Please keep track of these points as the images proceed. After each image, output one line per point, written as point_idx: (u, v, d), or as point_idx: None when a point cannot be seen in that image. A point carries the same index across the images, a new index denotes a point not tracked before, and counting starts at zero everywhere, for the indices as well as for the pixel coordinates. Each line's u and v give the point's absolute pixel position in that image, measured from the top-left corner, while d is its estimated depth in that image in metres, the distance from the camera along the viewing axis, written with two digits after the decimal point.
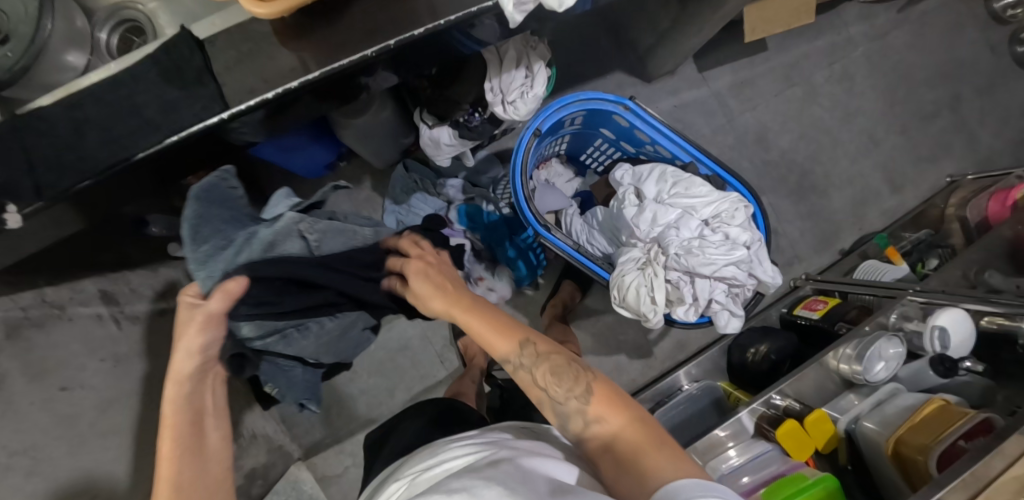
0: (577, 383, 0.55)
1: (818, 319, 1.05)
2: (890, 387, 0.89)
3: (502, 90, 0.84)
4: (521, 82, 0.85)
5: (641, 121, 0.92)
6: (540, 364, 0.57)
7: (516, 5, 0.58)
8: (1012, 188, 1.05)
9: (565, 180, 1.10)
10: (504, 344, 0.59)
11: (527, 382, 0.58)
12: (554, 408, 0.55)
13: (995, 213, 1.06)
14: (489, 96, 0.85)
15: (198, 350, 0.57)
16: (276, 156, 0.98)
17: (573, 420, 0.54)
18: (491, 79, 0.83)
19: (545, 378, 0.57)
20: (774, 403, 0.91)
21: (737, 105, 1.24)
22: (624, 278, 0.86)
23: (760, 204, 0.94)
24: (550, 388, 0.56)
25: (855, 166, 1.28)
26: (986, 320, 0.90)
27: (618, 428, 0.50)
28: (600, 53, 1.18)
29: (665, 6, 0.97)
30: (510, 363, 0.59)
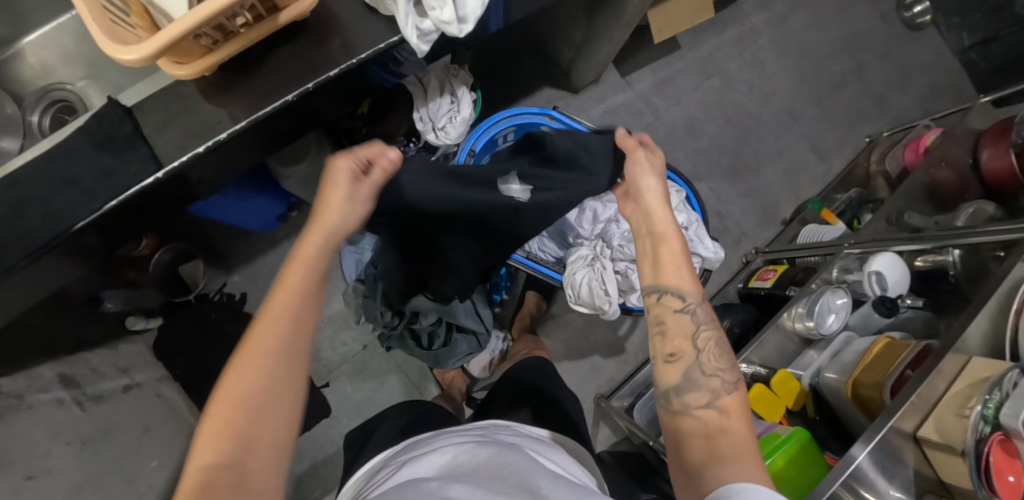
0: (731, 370, 0.55)
1: (772, 287, 1.12)
2: (843, 336, 0.93)
3: (432, 118, 0.89)
4: (448, 108, 0.89)
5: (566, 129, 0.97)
6: (704, 331, 0.56)
7: (421, 36, 0.63)
8: (922, 137, 1.14)
9: None
10: (688, 286, 0.56)
11: (680, 327, 0.55)
12: (687, 368, 0.53)
13: (912, 162, 1.13)
14: (420, 125, 0.89)
15: (352, 207, 0.53)
16: (224, 212, 1.00)
17: (696, 391, 0.53)
18: (419, 108, 0.88)
19: (703, 342, 0.55)
20: (741, 372, 0.94)
21: (662, 102, 1.32)
22: (575, 276, 0.92)
23: (692, 187, 0.99)
24: (700, 351, 0.55)
25: (781, 141, 1.36)
26: (920, 260, 0.95)
27: (737, 428, 0.50)
28: (526, 74, 1.25)
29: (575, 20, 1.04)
30: (675, 297, 0.55)
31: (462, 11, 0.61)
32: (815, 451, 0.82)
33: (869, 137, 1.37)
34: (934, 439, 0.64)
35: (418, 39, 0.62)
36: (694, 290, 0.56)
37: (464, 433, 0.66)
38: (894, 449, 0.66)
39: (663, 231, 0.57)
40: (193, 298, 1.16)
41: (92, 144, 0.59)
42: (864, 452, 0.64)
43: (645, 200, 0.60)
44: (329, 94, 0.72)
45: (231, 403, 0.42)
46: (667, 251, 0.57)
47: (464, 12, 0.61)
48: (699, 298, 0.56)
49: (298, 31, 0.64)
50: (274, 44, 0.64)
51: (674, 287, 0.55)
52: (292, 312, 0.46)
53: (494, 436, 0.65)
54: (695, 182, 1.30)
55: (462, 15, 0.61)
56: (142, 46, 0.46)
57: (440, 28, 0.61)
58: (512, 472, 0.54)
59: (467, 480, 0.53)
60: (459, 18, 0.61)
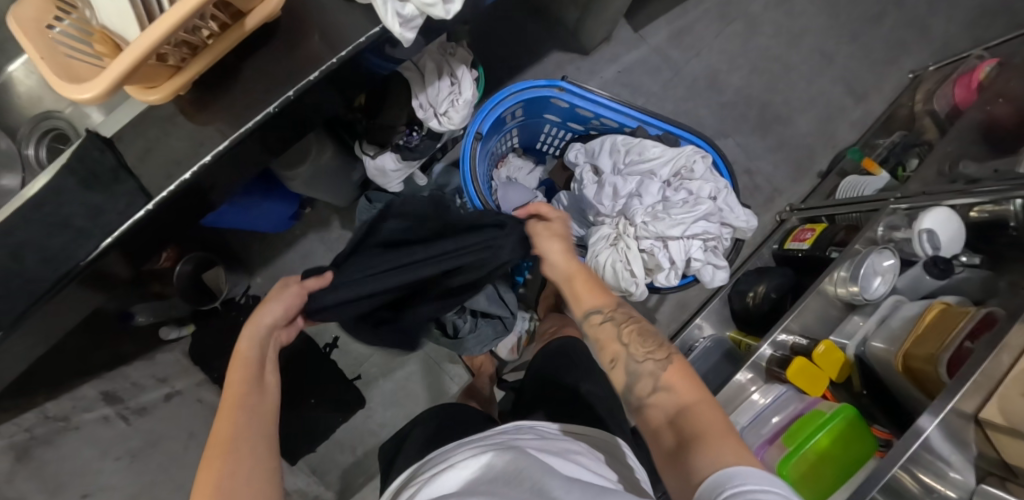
0: (660, 348, 0.64)
1: (810, 249, 1.07)
2: (891, 301, 0.88)
3: (432, 104, 0.81)
4: (448, 91, 0.81)
5: (578, 99, 0.89)
6: (627, 322, 0.66)
7: (402, 23, 0.56)
8: (974, 71, 1.05)
9: (525, 172, 1.10)
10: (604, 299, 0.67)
11: (606, 334, 0.66)
12: (626, 367, 0.64)
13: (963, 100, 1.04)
14: (420, 113, 0.81)
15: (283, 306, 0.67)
16: (235, 220, 0.99)
17: (640, 381, 0.62)
18: (417, 95, 0.80)
19: (628, 335, 0.65)
20: (784, 341, 0.90)
21: (681, 55, 1.22)
22: (598, 259, 0.85)
23: (718, 152, 0.91)
24: (627, 345, 0.65)
25: (813, 86, 1.25)
26: (976, 210, 0.87)
27: (687, 397, 0.59)
28: (531, 40, 1.17)
29: None
30: (596, 315, 0.66)
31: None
32: (863, 427, 0.77)
33: (914, 72, 1.24)
34: (999, 422, 0.60)
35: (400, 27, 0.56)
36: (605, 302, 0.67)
37: (484, 441, 0.64)
38: (951, 431, 0.61)
39: (568, 269, 0.70)
40: (219, 305, 1.14)
41: (80, 183, 0.56)
42: (932, 426, 0.59)
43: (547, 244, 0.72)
44: (319, 93, 0.65)
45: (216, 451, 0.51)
46: (579, 281, 0.69)
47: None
48: (614, 304, 0.67)
49: (271, 34, 0.59)
50: (248, 51, 0.59)
51: (592, 306, 0.67)
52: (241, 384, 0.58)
53: (515, 440, 0.63)
54: (721, 139, 1.22)
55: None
56: (100, 80, 0.43)
57: (425, 13, 0.55)
58: (527, 476, 0.53)
59: (484, 490, 0.52)
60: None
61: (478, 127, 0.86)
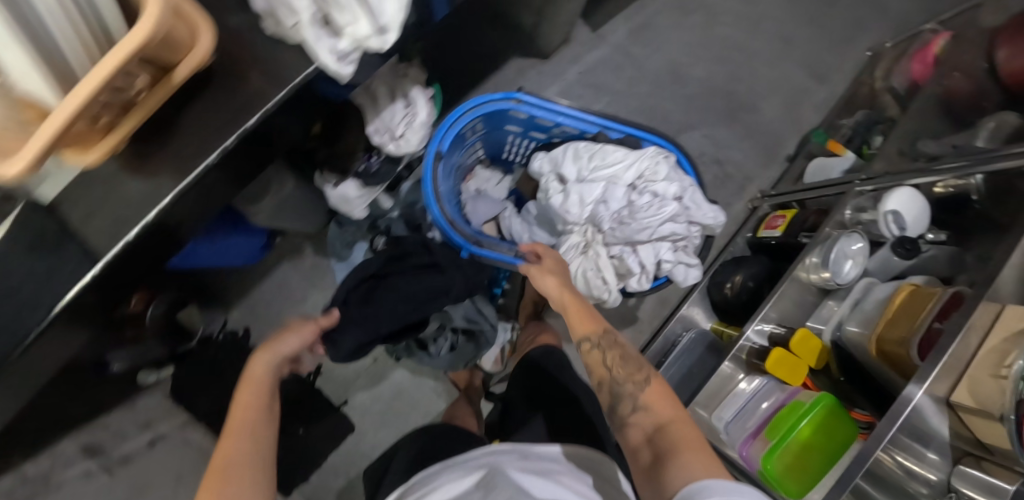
0: (640, 369, 0.66)
1: (783, 236, 1.08)
2: (863, 283, 0.88)
3: (388, 127, 0.79)
4: (403, 113, 0.80)
5: (536, 109, 0.88)
6: (611, 347, 0.69)
7: (339, 58, 0.53)
8: (930, 45, 1.08)
9: (494, 183, 1.10)
10: (591, 325, 0.71)
11: (596, 360, 0.69)
12: (610, 389, 0.66)
13: (920, 74, 1.07)
14: (376, 139, 0.79)
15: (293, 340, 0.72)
16: (202, 257, 0.96)
17: (624, 402, 0.64)
18: (371, 121, 0.78)
19: (611, 359, 0.68)
20: (761, 330, 0.92)
21: (641, 51, 1.21)
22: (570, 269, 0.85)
23: (682, 150, 0.91)
24: (612, 368, 0.67)
25: (776, 71, 1.25)
26: (941, 185, 0.87)
27: (666, 418, 0.61)
28: (490, 49, 1.16)
29: None
30: (587, 343, 0.70)
31: (380, 19, 0.51)
32: (843, 412, 0.78)
33: (871, 50, 1.25)
34: (969, 404, 0.60)
35: (336, 62, 0.53)
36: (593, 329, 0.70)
37: (463, 470, 0.63)
38: (925, 416, 0.62)
39: (560, 300, 0.75)
40: (194, 344, 1.13)
41: (24, 249, 0.54)
42: (920, 393, 0.60)
43: (545, 276, 0.78)
44: (267, 133, 0.64)
45: (214, 473, 0.53)
46: (572, 309, 0.74)
47: (381, 18, 0.51)
48: (600, 331, 0.70)
49: (207, 79, 0.57)
50: (185, 100, 0.57)
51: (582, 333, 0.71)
52: (253, 405, 0.61)
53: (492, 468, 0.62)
54: (689, 131, 1.22)
55: (379, 22, 0.51)
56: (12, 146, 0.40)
57: (362, 45, 0.53)
58: None
59: None
60: (377, 25, 0.52)
61: (437, 145, 0.84)
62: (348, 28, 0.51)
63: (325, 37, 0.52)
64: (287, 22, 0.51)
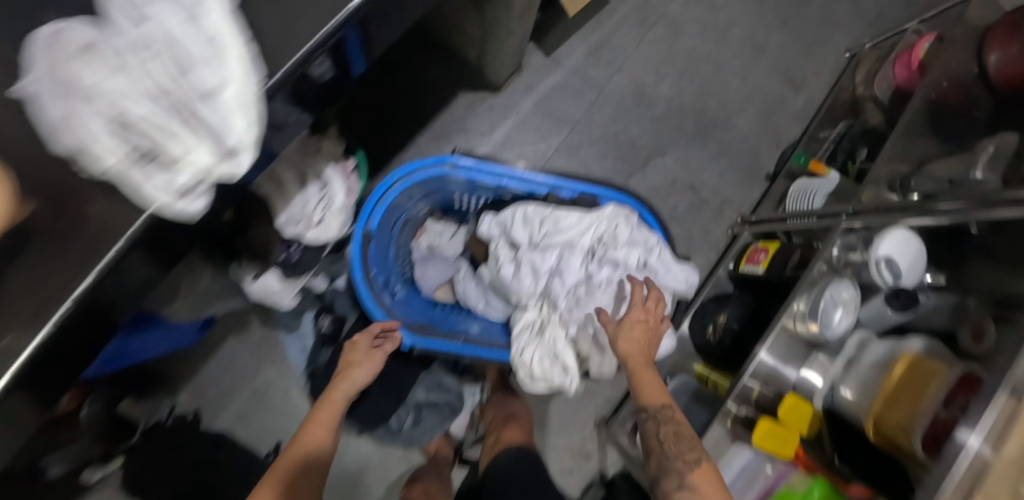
0: (693, 450, 0.60)
1: (765, 274, 0.98)
2: (857, 338, 0.79)
3: (302, 215, 0.68)
4: (317, 198, 0.69)
5: (473, 173, 0.79)
6: (671, 415, 0.64)
7: (181, 196, 0.36)
8: (915, 47, 0.96)
9: (448, 237, 0.99)
10: (654, 387, 0.65)
11: (652, 428, 0.64)
12: (660, 464, 0.61)
13: (905, 80, 0.95)
14: (288, 230, 0.68)
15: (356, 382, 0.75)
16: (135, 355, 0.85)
17: (670, 479, 0.59)
18: (280, 212, 0.66)
19: (664, 434, 0.62)
20: (748, 391, 0.82)
21: (602, 72, 1.11)
22: (524, 356, 0.74)
23: (644, 204, 0.81)
24: (665, 443, 0.62)
25: (747, 82, 1.17)
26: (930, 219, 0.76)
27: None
28: (435, 86, 1.06)
29: (466, 11, 0.87)
30: (645, 410, 0.65)
31: (223, 138, 0.37)
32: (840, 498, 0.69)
33: (851, 50, 1.18)
34: None
35: (172, 201, 0.35)
36: (658, 395, 0.65)
37: None
38: None
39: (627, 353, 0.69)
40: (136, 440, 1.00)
41: None
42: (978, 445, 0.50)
43: (631, 320, 0.71)
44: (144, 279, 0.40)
45: None
46: (642, 369, 0.67)
47: (225, 137, 0.37)
48: (667, 399, 0.65)
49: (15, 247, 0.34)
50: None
51: (647, 401, 0.65)
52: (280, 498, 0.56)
53: None
54: (659, 157, 1.12)
55: (222, 143, 0.37)
56: None
57: (213, 175, 0.37)
58: None
59: None
60: (220, 148, 0.37)
61: (365, 222, 0.74)
62: (182, 159, 0.36)
63: (149, 172, 0.35)
64: (97, 170, 0.34)
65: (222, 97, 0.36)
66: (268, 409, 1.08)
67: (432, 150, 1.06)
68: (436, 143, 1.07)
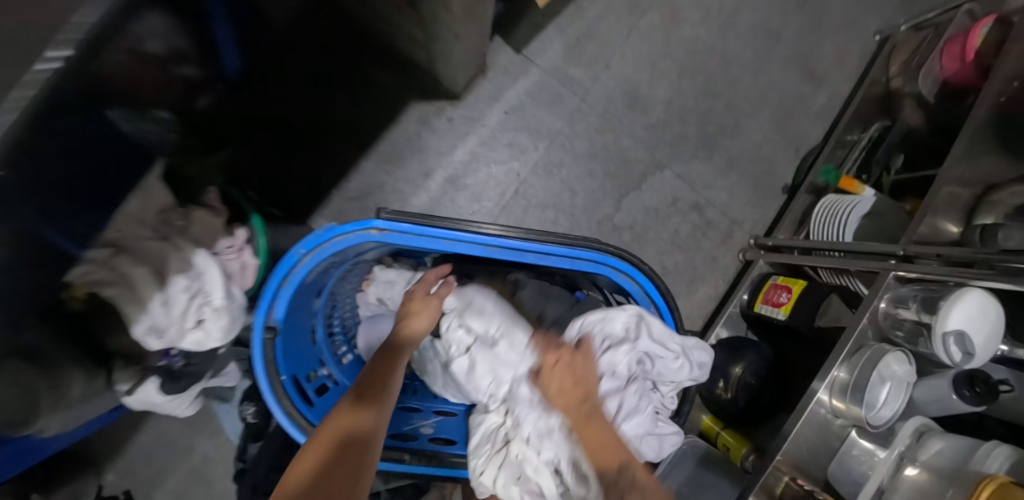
0: None
1: (787, 321, 0.80)
2: (914, 427, 0.63)
3: (167, 321, 0.50)
4: (186, 297, 0.51)
5: (409, 239, 0.57)
6: (636, 477, 0.51)
7: None
8: (969, 31, 0.76)
9: (401, 286, 0.80)
10: (614, 452, 0.53)
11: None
12: None
13: (955, 74, 0.76)
14: (150, 343, 0.50)
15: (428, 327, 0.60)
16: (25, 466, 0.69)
17: None
18: (136, 322, 0.48)
19: None
20: (774, 482, 0.67)
21: (584, 71, 0.91)
22: (484, 478, 0.60)
23: (643, 267, 0.60)
24: None
25: (761, 76, 0.96)
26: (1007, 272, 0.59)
27: None
28: (379, 98, 0.86)
29: (399, 12, 0.67)
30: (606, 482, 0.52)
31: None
32: None
33: (883, 33, 0.98)
34: None
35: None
36: (621, 458, 0.52)
37: None
38: None
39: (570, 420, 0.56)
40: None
41: None
42: None
43: (553, 381, 0.58)
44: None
45: None
46: (589, 433, 0.55)
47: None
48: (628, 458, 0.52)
49: None
50: None
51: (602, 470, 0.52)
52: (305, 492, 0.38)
53: None
54: (657, 172, 0.93)
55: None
56: None
57: None
58: None
59: None
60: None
61: (266, 317, 0.56)
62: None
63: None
64: None
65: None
66: (210, 485, 0.93)
67: (381, 178, 0.87)
68: (385, 169, 0.87)
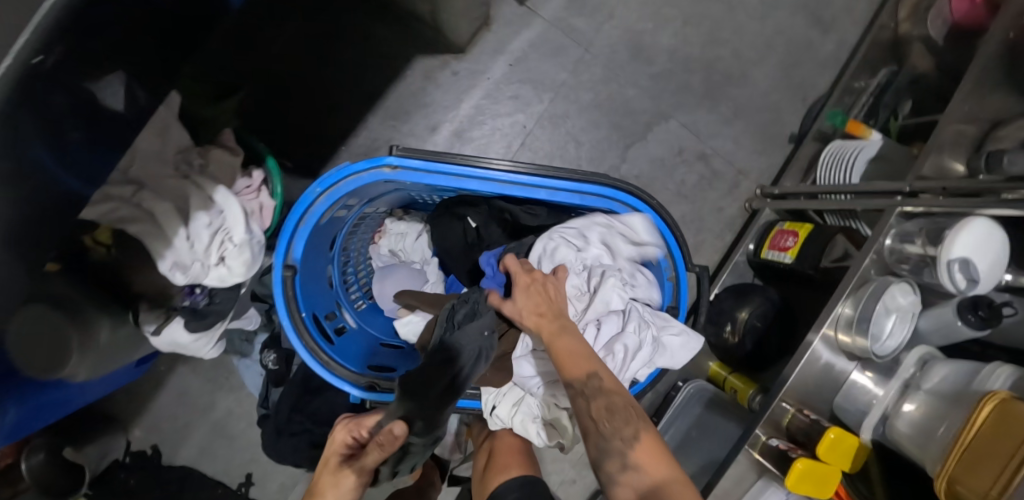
0: (630, 423, 0.47)
1: (794, 264, 0.81)
2: (918, 357, 0.64)
3: (193, 257, 0.52)
4: (210, 233, 0.52)
5: (422, 177, 0.59)
6: (597, 395, 0.48)
7: None
8: None
9: (411, 239, 0.80)
10: (582, 363, 0.50)
11: (582, 410, 0.49)
12: (595, 445, 0.47)
13: (966, 15, 0.76)
14: (179, 278, 0.51)
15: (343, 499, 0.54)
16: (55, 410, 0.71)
17: (609, 459, 0.46)
18: (163, 256, 0.50)
19: (597, 412, 0.48)
20: (780, 415, 0.69)
21: (588, 21, 0.91)
22: (500, 412, 0.63)
23: (649, 202, 0.63)
24: (599, 421, 0.48)
25: (768, 24, 0.95)
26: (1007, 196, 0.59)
27: (662, 481, 0.44)
28: (383, 50, 0.86)
29: None
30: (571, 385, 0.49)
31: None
32: None
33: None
34: None
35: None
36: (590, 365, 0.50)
37: None
38: None
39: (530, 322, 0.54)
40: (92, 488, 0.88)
41: None
42: None
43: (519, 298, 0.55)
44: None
45: None
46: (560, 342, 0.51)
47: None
48: (596, 366, 0.50)
49: None
50: None
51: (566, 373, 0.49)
52: None
53: None
54: (662, 122, 0.93)
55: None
56: None
57: None
58: None
59: None
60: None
61: (284, 257, 0.57)
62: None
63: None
64: None
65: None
66: (233, 439, 0.96)
67: (388, 132, 0.88)
68: (391, 124, 0.88)
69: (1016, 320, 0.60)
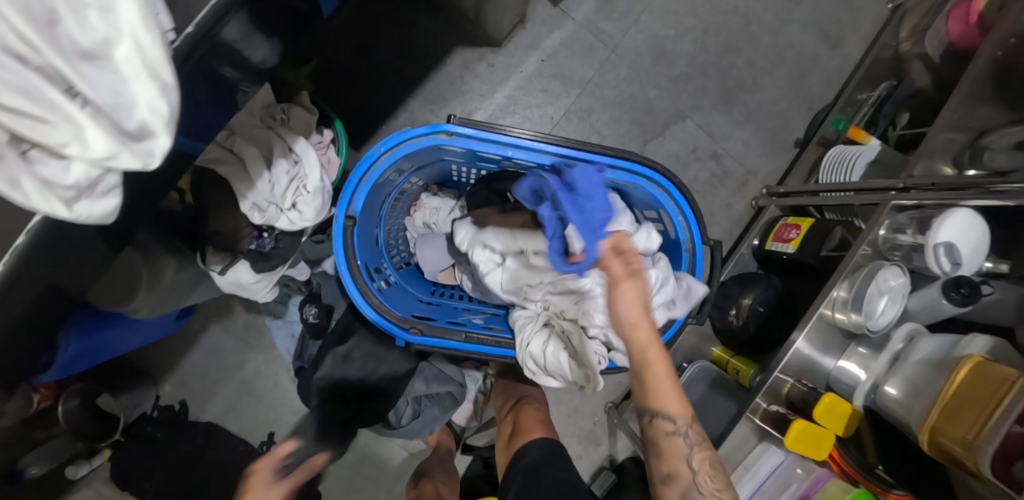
0: (728, 490, 0.57)
1: (795, 254, 0.89)
2: (905, 331, 0.71)
3: (272, 199, 0.58)
4: (289, 178, 0.59)
5: (473, 144, 0.66)
6: (700, 449, 0.58)
7: (84, 189, 0.30)
8: None
9: (445, 214, 0.87)
10: (677, 407, 0.57)
11: (674, 451, 0.57)
12: (684, 490, 0.57)
13: (960, 36, 0.84)
14: (257, 217, 0.58)
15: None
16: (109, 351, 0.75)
17: None
18: (246, 195, 0.56)
19: (697, 462, 0.57)
20: (779, 385, 0.75)
21: (616, 25, 0.99)
22: (533, 349, 0.67)
23: (674, 180, 0.70)
24: (695, 471, 0.57)
25: (778, 38, 1.04)
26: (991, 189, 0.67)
27: None
28: (428, 39, 0.94)
29: None
30: (664, 421, 0.57)
31: (124, 120, 0.29)
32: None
33: (894, 2, 1.06)
34: None
35: (69, 206, 0.30)
36: (682, 412, 0.57)
37: None
38: None
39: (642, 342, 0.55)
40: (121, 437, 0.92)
41: None
42: None
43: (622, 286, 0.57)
44: (66, 255, 0.34)
45: None
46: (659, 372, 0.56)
47: (124, 119, 0.29)
48: (689, 417, 0.57)
49: None
50: None
51: (667, 411, 0.57)
52: None
53: None
54: (679, 122, 1.01)
55: (123, 126, 0.29)
56: None
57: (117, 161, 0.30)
58: None
59: None
60: (120, 132, 0.29)
61: (346, 208, 0.65)
62: (68, 149, 0.28)
63: (26, 166, 0.27)
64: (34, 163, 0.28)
65: (113, 58, 0.28)
66: (260, 398, 1.01)
67: (427, 116, 0.95)
68: (430, 108, 0.95)
69: (996, 301, 0.68)
